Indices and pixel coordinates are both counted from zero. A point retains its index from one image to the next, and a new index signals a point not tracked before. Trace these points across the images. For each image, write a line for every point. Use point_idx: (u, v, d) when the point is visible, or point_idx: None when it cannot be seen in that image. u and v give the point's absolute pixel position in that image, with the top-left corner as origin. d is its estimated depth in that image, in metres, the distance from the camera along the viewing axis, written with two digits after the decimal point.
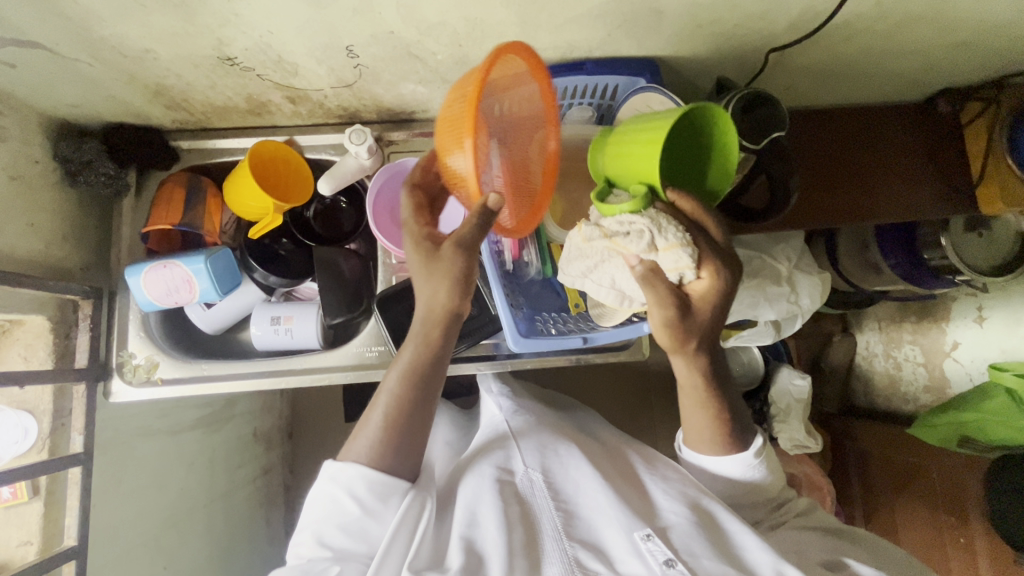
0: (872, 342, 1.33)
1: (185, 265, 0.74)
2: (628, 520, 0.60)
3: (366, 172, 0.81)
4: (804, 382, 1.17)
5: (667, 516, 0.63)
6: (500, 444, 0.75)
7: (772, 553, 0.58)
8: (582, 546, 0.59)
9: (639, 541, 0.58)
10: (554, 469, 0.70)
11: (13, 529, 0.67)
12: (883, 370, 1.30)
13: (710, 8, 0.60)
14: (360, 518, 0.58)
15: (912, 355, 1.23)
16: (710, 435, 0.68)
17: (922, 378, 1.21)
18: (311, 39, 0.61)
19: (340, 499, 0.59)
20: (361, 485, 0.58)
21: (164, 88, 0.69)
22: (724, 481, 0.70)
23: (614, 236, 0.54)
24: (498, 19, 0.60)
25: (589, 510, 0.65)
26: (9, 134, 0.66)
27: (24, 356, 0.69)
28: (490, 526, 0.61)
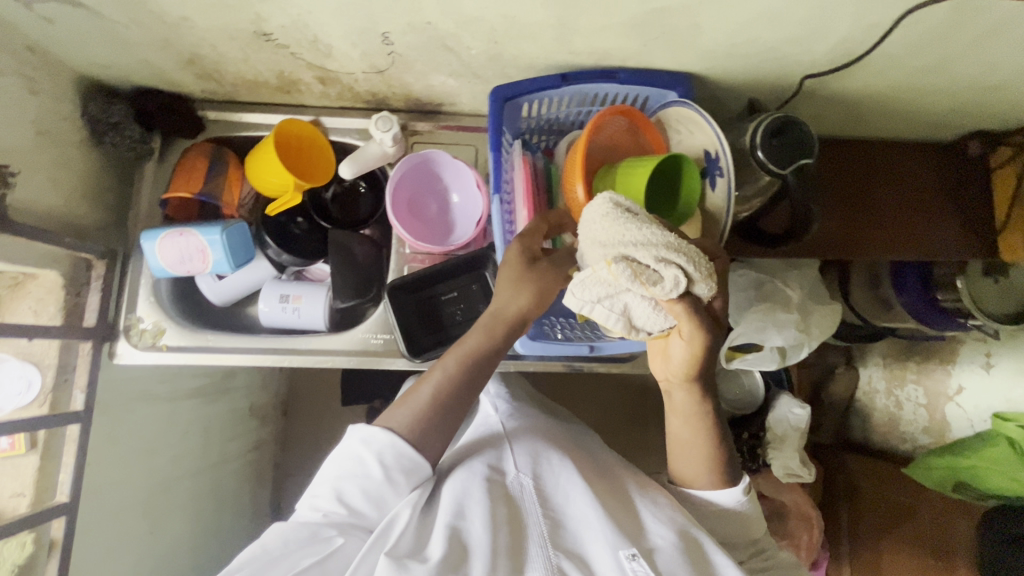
0: (875, 377, 1.30)
1: (201, 235, 0.74)
2: (614, 537, 0.59)
3: (388, 160, 0.81)
4: (803, 412, 1.16)
5: (653, 538, 0.62)
6: (494, 446, 0.74)
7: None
8: (567, 557, 0.59)
9: (623, 559, 0.57)
10: (545, 477, 0.69)
11: (8, 480, 0.67)
12: (884, 408, 1.28)
13: (750, 28, 0.59)
14: (379, 485, 0.59)
15: (914, 396, 1.21)
16: (704, 467, 0.71)
17: (922, 419, 1.20)
18: (348, 22, 0.61)
19: (366, 462, 0.59)
20: (391, 454, 0.59)
21: (196, 58, 0.69)
22: (715, 521, 0.71)
23: (646, 271, 0.51)
24: (536, 20, 0.60)
25: (576, 522, 0.63)
26: (41, 88, 0.66)
27: (34, 310, 0.69)
28: (476, 523, 0.60)
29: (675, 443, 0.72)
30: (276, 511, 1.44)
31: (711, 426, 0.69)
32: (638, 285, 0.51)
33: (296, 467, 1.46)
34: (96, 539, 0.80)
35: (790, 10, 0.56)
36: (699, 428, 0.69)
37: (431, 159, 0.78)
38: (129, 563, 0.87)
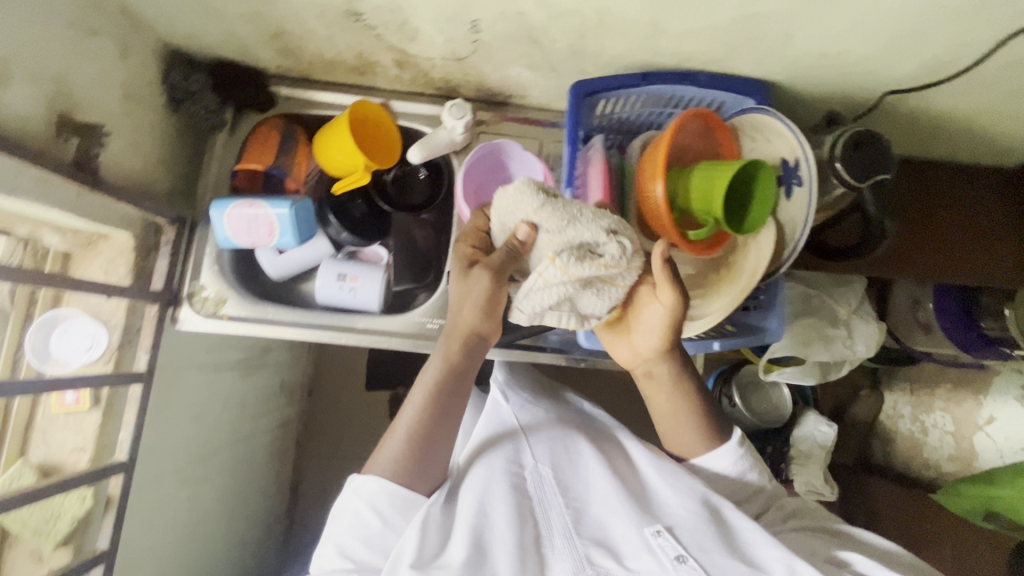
0: (900, 403, 1.32)
1: (269, 208, 0.74)
2: (638, 516, 0.60)
3: (455, 147, 0.81)
4: (829, 430, 1.16)
5: (673, 513, 0.61)
6: (510, 438, 0.73)
7: (784, 548, 0.55)
8: (594, 544, 0.59)
9: (649, 537, 0.58)
10: (564, 467, 0.69)
11: (70, 434, 0.68)
12: (908, 433, 1.29)
13: (841, 40, 0.60)
14: (381, 532, 0.61)
15: (941, 422, 1.21)
16: (695, 432, 0.68)
17: (948, 446, 1.20)
18: (441, 7, 0.62)
19: (363, 513, 0.61)
20: (382, 499, 0.61)
21: (282, 33, 0.70)
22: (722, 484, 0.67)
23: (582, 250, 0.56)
24: (629, 17, 0.60)
25: (600, 508, 0.63)
26: (131, 52, 0.67)
27: (105, 270, 0.71)
28: (500, 522, 0.60)
29: (664, 419, 0.70)
30: (296, 490, 1.46)
31: (692, 392, 0.67)
32: (584, 270, 0.56)
33: (318, 447, 1.47)
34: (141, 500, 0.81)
35: (887, 24, 0.56)
36: (685, 398, 0.68)
37: (501, 149, 0.78)
38: (165, 526, 0.88)
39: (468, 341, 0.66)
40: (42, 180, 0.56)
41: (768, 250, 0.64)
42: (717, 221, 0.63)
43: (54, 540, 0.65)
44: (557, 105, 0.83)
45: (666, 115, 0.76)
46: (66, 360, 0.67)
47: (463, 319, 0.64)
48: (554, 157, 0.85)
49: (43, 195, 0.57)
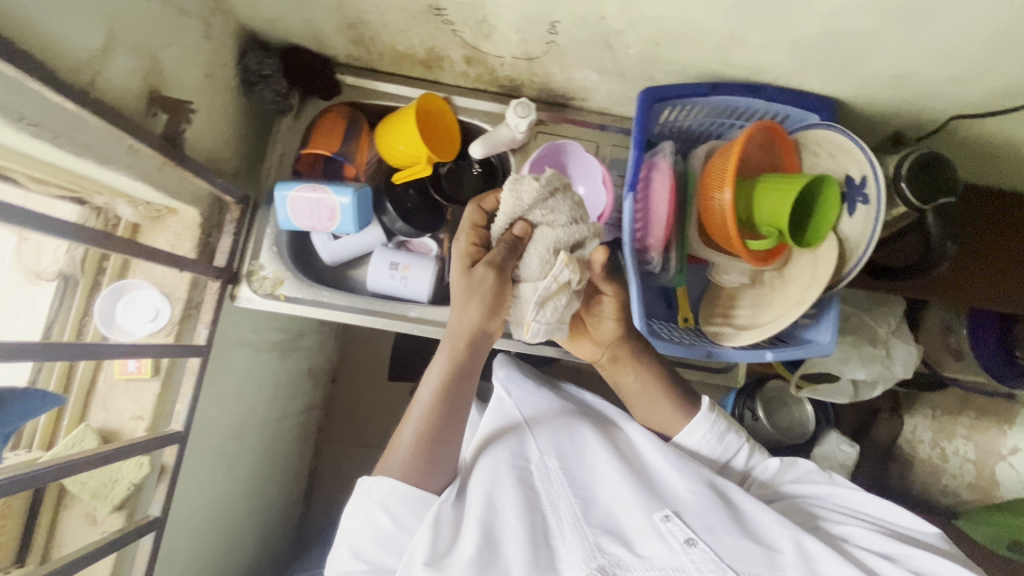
0: (919, 428, 1.28)
1: (333, 194, 0.76)
2: (647, 502, 0.64)
3: (514, 145, 0.82)
4: (852, 450, 1.13)
5: (682, 497, 0.66)
6: (513, 430, 0.75)
7: (790, 526, 0.62)
8: (605, 533, 0.62)
9: (659, 522, 0.62)
10: (571, 455, 0.72)
11: (129, 402, 0.70)
12: (926, 459, 1.26)
13: (915, 62, 0.61)
14: (394, 532, 0.62)
15: (962, 449, 1.20)
16: (670, 405, 0.78)
17: (968, 474, 1.19)
18: (524, 7, 0.63)
19: (376, 514, 0.62)
20: (394, 499, 0.62)
21: (359, 23, 0.72)
22: (707, 450, 0.75)
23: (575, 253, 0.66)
24: (709, 27, 0.61)
25: (608, 496, 0.67)
26: (214, 34, 0.69)
27: (171, 244, 0.72)
28: (509, 514, 0.63)
29: (637, 399, 0.80)
30: (315, 474, 1.47)
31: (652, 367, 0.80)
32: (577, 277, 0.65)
33: (339, 433, 1.49)
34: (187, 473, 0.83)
35: (965, 49, 0.57)
36: (648, 374, 0.79)
37: (562, 150, 0.79)
38: (202, 499, 0.90)
39: (472, 341, 0.67)
40: (132, 153, 0.58)
41: (832, 261, 0.64)
42: (782, 233, 0.64)
43: (111, 504, 0.67)
44: (616, 109, 0.84)
45: (725, 124, 0.77)
46: (129, 329, 0.69)
47: (467, 319, 0.66)
48: (610, 160, 0.86)
49: (131, 167, 0.59)
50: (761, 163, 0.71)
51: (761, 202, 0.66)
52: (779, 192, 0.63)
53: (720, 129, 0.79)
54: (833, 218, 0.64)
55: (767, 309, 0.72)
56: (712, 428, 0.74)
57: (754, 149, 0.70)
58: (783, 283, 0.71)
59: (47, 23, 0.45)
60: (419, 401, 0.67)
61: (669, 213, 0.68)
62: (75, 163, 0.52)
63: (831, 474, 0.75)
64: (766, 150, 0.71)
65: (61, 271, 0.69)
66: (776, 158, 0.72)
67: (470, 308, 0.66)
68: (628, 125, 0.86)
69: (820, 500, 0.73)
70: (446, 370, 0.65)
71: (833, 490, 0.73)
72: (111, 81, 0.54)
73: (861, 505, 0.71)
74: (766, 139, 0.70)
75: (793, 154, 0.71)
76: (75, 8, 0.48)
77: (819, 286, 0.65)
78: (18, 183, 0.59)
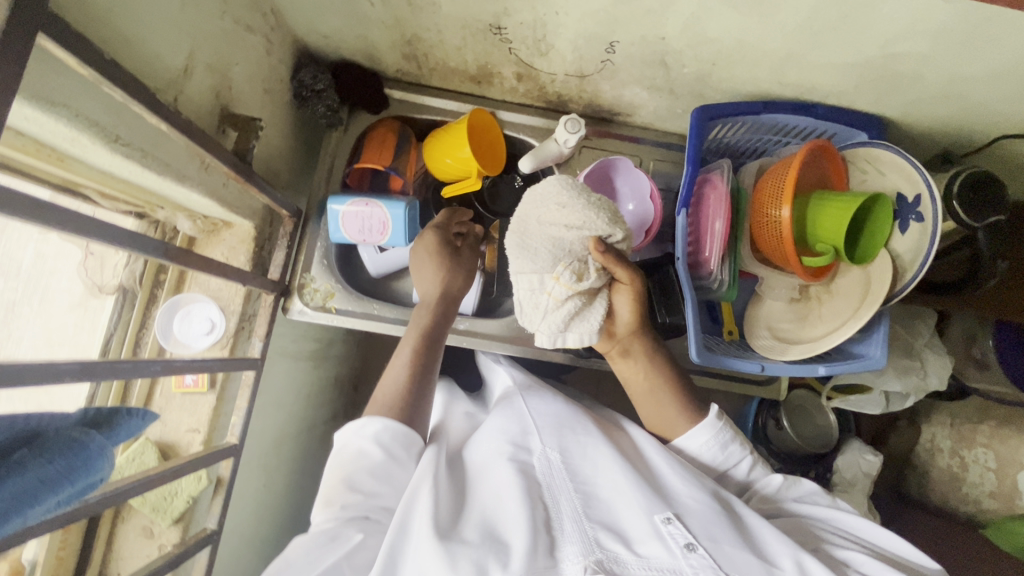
0: (938, 436, 1.20)
1: (386, 208, 0.76)
2: (648, 501, 0.57)
3: (561, 159, 0.83)
4: (876, 458, 1.07)
5: (683, 502, 0.59)
6: (516, 419, 0.70)
7: (792, 545, 0.56)
8: (603, 528, 0.56)
9: (660, 524, 0.55)
10: (572, 449, 0.65)
11: (185, 415, 0.71)
12: (945, 467, 1.18)
13: (970, 84, 0.62)
14: (385, 464, 0.59)
15: (982, 459, 1.11)
16: (674, 405, 0.70)
17: (989, 483, 1.09)
18: (585, 27, 0.64)
19: (366, 450, 0.60)
20: (387, 434, 0.60)
21: (415, 41, 0.72)
22: (708, 460, 0.68)
23: (581, 257, 0.63)
24: (767, 48, 0.63)
25: (608, 490, 0.60)
26: (273, 50, 0.70)
27: (226, 257, 0.73)
28: (508, 501, 0.57)
29: (643, 402, 0.73)
30: None
31: (665, 369, 0.72)
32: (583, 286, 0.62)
33: None
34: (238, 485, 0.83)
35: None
36: (659, 376, 0.72)
37: (611, 166, 0.80)
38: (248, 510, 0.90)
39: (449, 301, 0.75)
40: (203, 169, 0.59)
41: (886, 276, 0.65)
42: (836, 251, 0.66)
43: (170, 516, 0.68)
44: (661, 124, 0.85)
45: (773, 140, 0.79)
46: (187, 342, 0.70)
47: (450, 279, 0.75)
48: (653, 174, 0.87)
49: (201, 183, 0.60)
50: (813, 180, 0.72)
51: (818, 219, 0.68)
52: (837, 210, 0.65)
53: (767, 144, 0.80)
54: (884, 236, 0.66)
55: (818, 325, 0.72)
56: (716, 436, 0.67)
57: (813, 169, 0.71)
58: (833, 298, 0.71)
59: (140, 45, 0.46)
60: (409, 341, 0.70)
61: (724, 230, 0.70)
62: (154, 180, 0.53)
63: (834, 498, 0.68)
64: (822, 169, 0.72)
65: (121, 284, 0.71)
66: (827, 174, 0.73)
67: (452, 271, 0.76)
68: (669, 140, 0.87)
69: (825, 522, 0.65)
70: (432, 324, 0.70)
71: (835, 513, 0.65)
72: (189, 99, 0.55)
73: (867, 532, 0.63)
74: (820, 158, 0.71)
75: (844, 175, 0.72)
76: (162, 30, 0.49)
77: (874, 301, 0.66)
78: (88, 199, 0.60)
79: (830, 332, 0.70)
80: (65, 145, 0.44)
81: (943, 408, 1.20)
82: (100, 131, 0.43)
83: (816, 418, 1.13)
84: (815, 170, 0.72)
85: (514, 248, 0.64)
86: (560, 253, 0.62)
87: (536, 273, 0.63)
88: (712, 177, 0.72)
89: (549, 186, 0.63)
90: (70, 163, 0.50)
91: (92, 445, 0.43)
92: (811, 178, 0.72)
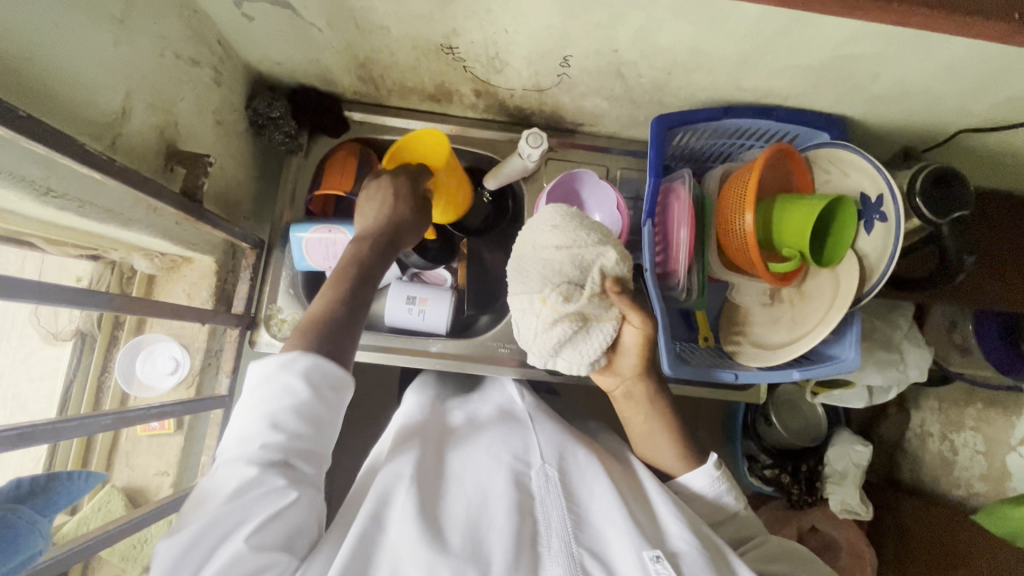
0: (928, 421, 1.19)
1: (350, 233, 0.75)
2: (637, 537, 0.56)
3: (528, 171, 0.80)
4: (866, 449, 1.04)
5: (674, 541, 0.58)
6: (519, 432, 0.69)
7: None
8: (590, 554, 0.56)
9: (647, 561, 0.54)
10: (571, 471, 0.64)
11: (154, 458, 0.71)
12: (936, 452, 1.15)
13: (927, 81, 0.61)
14: (309, 403, 0.54)
15: (971, 442, 1.08)
16: (670, 447, 0.70)
17: (979, 466, 1.06)
18: (537, 43, 0.63)
19: (287, 385, 0.54)
20: (315, 372, 0.55)
21: (369, 63, 0.71)
22: (699, 503, 0.68)
23: (575, 279, 0.62)
24: (721, 56, 0.62)
25: (601, 523, 0.60)
26: (223, 80, 0.68)
27: (188, 293, 0.71)
28: (498, 516, 0.58)
29: (637, 432, 0.73)
30: None
31: (666, 410, 0.71)
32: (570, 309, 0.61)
33: None
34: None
35: (979, 68, 0.58)
36: (659, 416, 0.71)
37: (577, 179, 0.79)
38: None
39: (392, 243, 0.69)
40: (151, 211, 0.58)
41: (853, 279, 0.65)
42: (802, 254, 0.66)
43: (141, 565, 0.69)
44: (626, 133, 0.85)
45: (738, 144, 0.78)
46: (150, 384, 0.70)
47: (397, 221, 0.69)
48: (621, 182, 0.86)
49: (150, 224, 0.58)
50: (777, 185, 0.72)
51: (782, 223, 0.67)
52: (799, 215, 0.65)
53: (732, 148, 0.80)
54: (850, 238, 0.66)
55: (791, 328, 0.71)
56: (711, 484, 0.67)
57: (775, 173, 0.71)
58: (803, 300, 0.71)
59: (66, 92, 0.45)
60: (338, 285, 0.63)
61: (689, 239, 0.69)
62: (98, 227, 0.53)
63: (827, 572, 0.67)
64: (783, 174, 0.72)
65: (78, 329, 0.72)
66: (789, 179, 0.73)
67: (400, 217, 0.69)
68: (635, 148, 0.86)
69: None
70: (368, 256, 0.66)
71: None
72: (129, 141, 0.54)
73: None
74: (780, 162, 0.71)
75: (808, 177, 0.71)
76: (92, 75, 0.48)
77: (840, 305, 0.65)
78: (35, 247, 0.58)
79: (800, 334, 0.70)
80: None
81: (931, 393, 1.19)
82: (27, 184, 0.43)
83: (805, 410, 1.13)
84: (778, 175, 0.72)
85: (512, 272, 0.66)
86: (550, 273, 0.62)
87: (527, 294, 0.64)
88: (674, 187, 0.71)
89: (544, 213, 0.65)
90: (7, 217, 0.49)
91: (20, 521, 0.43)
92: (774, 182, 0.72)
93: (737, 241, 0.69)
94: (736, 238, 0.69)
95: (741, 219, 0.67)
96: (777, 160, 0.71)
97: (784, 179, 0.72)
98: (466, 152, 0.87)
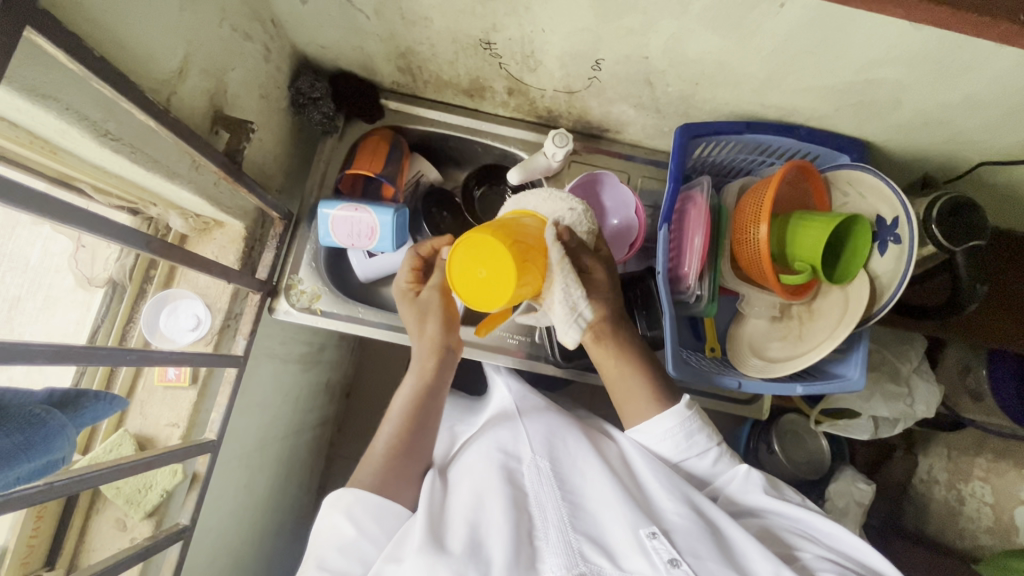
0: (935, 467, 1.13)
1: (374, 213, 0.76)
2: (635, 516, 0.58)
3: (552, 171, 0.84)
4: (868, 486, 1.03)
5: (670, 518, 0.61)
6: (507, 424, 0.72)
7: (775, 561, 0.57)
8: (588, 541, 0.58)
9: (644, 538, 0.57)
10: (561, 458, 0.67)
11: (165, 409, 0.73)
12: (941, 499, 1.11)
13: (950, 110, 0.62)
14: (357, 540, 0.59)
15: (978, 492, 1.05)
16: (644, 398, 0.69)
17: (986, 518, 1.03)
18: (571, 45, 0.66)
19: (339, 524, 0.60)
20: (358, 508, 0.60)
21: (410, 54, 0.74)
22: (671, 443, 0.68)
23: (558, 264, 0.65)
24: (746, 71, 0.64)
25: (594, 505, 0.62)
26: (272, 58, 0.72)
27: (216, 255, 0.74)
28: (496, 510, 0.59)
29: (614, 389, 0.71)
30: None
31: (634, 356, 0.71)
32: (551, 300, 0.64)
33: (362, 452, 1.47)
34: (225, 489, 0.83)
35: (1000, 101, 0.59)
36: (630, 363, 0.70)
37: (600, 181, 0.81)
38: (236, 519, 0.88)
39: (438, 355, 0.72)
40: (194, 168, 0.61)
41: (862, 299, 0.66)
42: (814, 268, 0.67)
43: (143, 510, 0.69)
44: (649, 142, 0.87)
45: (757, 160, 0.80)
46: (171, 337, 0.73)
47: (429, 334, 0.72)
48: (641, 190, 0.88)
49: (192, 181, 0.62)
50: (792, 203, 0.74)
51: (796, 237, 0.69)
52: (813, 229, 0.66)
53: (751, 164, 0.82)
54: (864, 257, 0.67)
55: (800, 344, 0.72)
56: (682, 424, 0.67)
57: (790, 192, 0.73)
58: (813, 318, 0.72)
59: (133, 44, 0.49)
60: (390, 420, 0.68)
61: (704, 245, 0.70)
62: (145, 176, 0.56)
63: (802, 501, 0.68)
64: (798, 193, 0.74)
65: (111, 278, 0.76)
66: (805, 199, 0.74)
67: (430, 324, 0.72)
68: (658, 159, 0.89)
69: (782, 519, 0.66)
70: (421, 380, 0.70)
71: (803, 513, 0.66)
72: (182, 100, 0.58)
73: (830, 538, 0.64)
74: (796, 181, 0.73)
75: (824, 196, 0.73)
76: (158, 34, 0.52)
77: (850, 322, 0.66)
78: (83, 193, 0.62)
79: (805, 352, 0.71)
80: (58, 137, 0.47)
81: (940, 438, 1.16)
82: (90, 125, 0.46)
83: (808, 442, 1.09)
84: (794, 194, 0.74)
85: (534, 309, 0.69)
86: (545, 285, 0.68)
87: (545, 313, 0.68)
88: (693, 195, 0.73)
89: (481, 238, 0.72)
90: (64, 157, 0.53)
91: (53, 423, 0.45)
92: (790, 200, 0.73)
93: (751, 251, 0.70)
94: (750, 249, 0.70)
95: (756, 227, 0.69)
96: (794, 178, 0.72)
97: (800, 199, 0.74)
98: (492, 149, 0.90)
